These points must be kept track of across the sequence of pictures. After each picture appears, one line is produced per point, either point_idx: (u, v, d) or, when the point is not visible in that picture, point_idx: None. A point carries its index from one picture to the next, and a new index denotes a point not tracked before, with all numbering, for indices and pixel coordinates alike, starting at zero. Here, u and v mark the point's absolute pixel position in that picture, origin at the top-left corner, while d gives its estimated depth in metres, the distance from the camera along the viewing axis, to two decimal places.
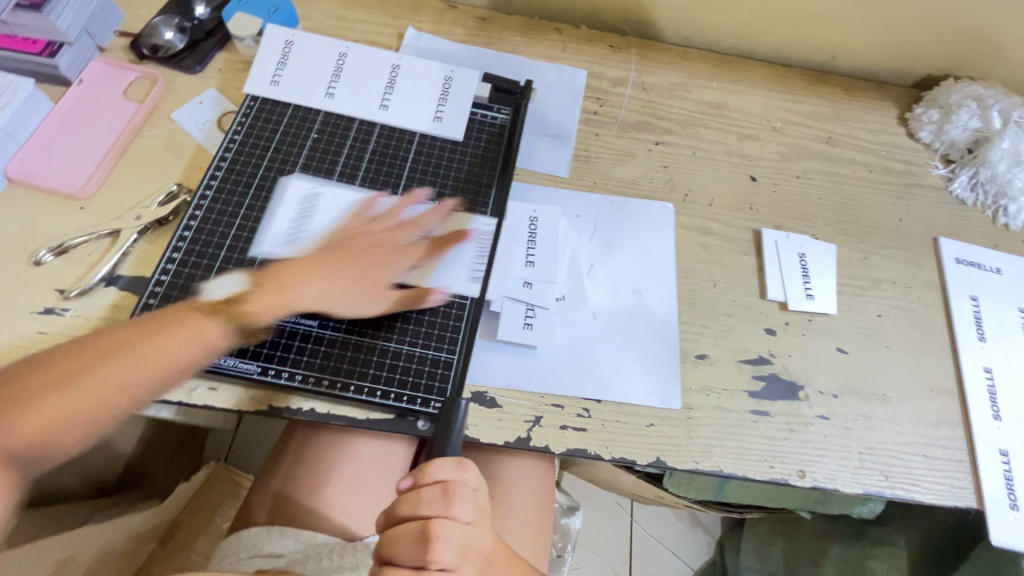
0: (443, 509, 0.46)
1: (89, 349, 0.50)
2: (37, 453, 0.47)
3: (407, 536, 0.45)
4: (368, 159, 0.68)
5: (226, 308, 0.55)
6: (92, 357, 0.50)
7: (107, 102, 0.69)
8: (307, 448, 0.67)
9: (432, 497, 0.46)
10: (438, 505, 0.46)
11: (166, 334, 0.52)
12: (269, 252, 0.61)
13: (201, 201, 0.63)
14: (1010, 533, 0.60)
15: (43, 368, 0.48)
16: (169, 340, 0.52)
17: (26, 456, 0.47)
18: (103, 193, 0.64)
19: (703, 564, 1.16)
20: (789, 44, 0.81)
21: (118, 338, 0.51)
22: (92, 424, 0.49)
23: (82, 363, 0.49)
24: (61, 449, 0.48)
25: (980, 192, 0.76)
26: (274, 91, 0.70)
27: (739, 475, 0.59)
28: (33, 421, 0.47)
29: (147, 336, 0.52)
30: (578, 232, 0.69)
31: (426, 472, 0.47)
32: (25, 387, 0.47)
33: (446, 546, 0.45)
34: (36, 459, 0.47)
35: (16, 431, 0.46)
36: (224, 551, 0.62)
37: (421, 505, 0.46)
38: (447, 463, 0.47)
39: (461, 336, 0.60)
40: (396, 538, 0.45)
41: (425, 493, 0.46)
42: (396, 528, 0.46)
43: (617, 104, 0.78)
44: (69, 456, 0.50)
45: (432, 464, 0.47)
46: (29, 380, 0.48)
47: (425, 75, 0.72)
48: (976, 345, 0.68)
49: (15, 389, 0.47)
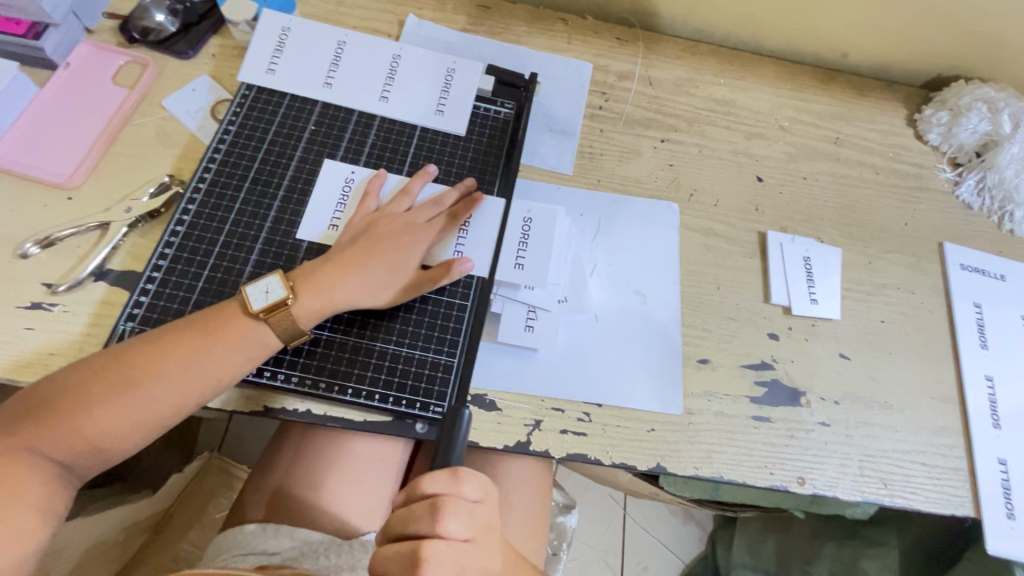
0: (432, 528, 0.45)
1: (141, 360, 0.50)
2: (96, 456, 0.51)
3: (397, 555, 0.45)
4: (368, 153, 0.66)
5: (273, 315, 0.54)
6: (145, 369, 0.50)
7: (95, 88, 0.66)
8: (304, 447, 0.66)
9: (422, 514, 0.45)
10: (429, 524, 0.45)
11: (217, 348, 0.52)
12: (314, 235, 0.61)
13: (194, 194, 0.61)
14: (1005, 541, 0.60)
15: (96, 378, 0.50)
16: (221, 355, 0.52)
17: (86, 458, 0.50)
18: (92, 183, 0.62)
19: (694, 558, 1.16)
20: (799, 41, 0.79)
21: (170, 348, 0.51)
22: (146, 431, 0.52)
23: (135, 375, 0.50)
24: (116, 448, 0.51)
25: (987, 196, 0.75)
26: (271, 80, 0.67)
27: (739, 481, 0.59)
28: (91, 429, 0.49)
29: (198, 350, 0.51)
30: (582, 231, 0.67)
31: (417, 487, 0.45)
32: (80, 398, 0.49)
33: (437, 566, 0.44)
34: (93, 460, 0.51)
35: (75, 439, 0.49)
36: (217, 548, 0.61)
37: (412, 522, 0.45)
38: (437, 476, 0.45)
39: (462, 339, 0.59)
40: (387, 556, 0.45)
41: (416, 511, 0.45)
42: (388, 545, 0.46)
43: (623, 99, 0.76)
44: (129, 453, 0.53)
45: (422, 478, 0.45)
46: (83, 391, 0.49)
47: (427, 66, 0.70)
48: (978, 352, 0.68)
49: (71, 399, 0.49)
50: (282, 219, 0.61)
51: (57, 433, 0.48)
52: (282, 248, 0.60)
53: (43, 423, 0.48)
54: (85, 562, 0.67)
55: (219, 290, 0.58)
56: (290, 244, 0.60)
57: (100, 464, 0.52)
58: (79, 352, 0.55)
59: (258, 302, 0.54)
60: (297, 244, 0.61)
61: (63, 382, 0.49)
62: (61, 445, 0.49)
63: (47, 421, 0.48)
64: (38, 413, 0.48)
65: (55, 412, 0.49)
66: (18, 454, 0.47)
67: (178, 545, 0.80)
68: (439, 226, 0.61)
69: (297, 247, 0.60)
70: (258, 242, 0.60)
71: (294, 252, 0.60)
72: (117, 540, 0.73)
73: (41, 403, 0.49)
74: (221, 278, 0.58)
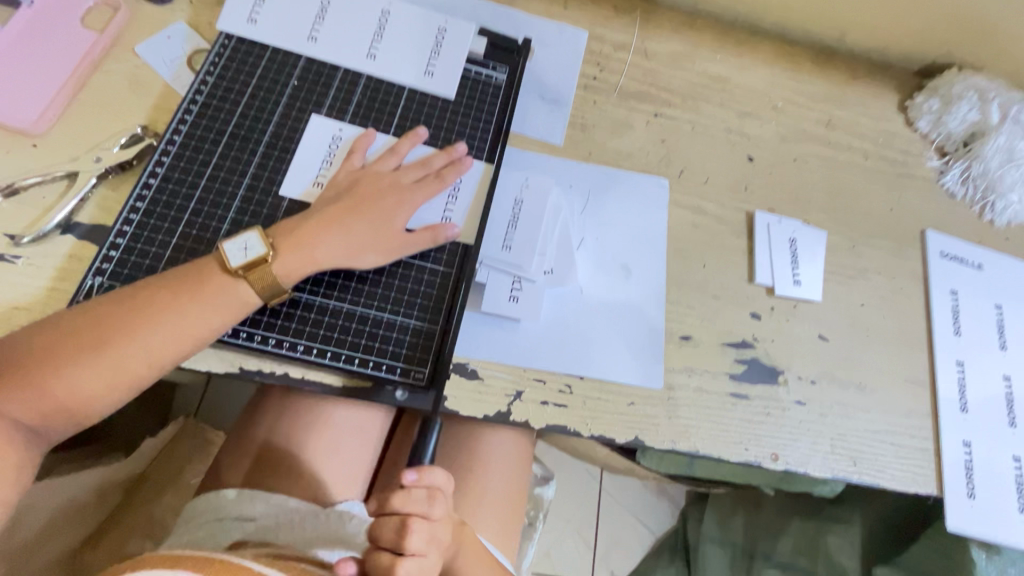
0: (425, 510, 0.48)
1: (116, 320, 0.49)
2: (70, 418, 0.49)
3: (388, 523, 0.48)
4: (353, 111, 0.64)
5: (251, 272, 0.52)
6: (119, 328, 0.49)
7: (62, 28, 0.62)
8: (283, 414, 0.65)
9: (418, 497, 0.48)
10: (422, 505, 0.48)
11: (195, 306, 0.50)
12: (295, 192, 0.59)
13: (168, 146, 0.58)
14: (964, 518, 0.62)
15: (68, 338, 0.48)
16: (198, 314, 0.50)
17: (59, 420, 0.49)
18: (59, 130, 0.59)
19: (666, 531, 1.19)
20: (799, 20, 0.78)
21: (143, 307, 0.49)
22: (120, 394, 0.50)
23: (108, 335, 0.48)
24: (89, 411, 0.50)
25: (971, 186, 0.76)
26: (252, 30, 0.64)
27: (713, 455, 0.60)
28: (66, 391, 0.48)
29: (176, 308, 0.50)
30: (570, 203, 0.66)
31: (422, 473, 0.48)
32: (53, 359, 0.47)
33: (421, 539, 0.48)
34: (67, 423, 0.49)
35: (48, 401, 0.47)
36: (190, 512, 0.60)
37: (406, 501, 0.48)
38: (439, 471, 0.48)
39: (446, 306, 0.58)
40: (378, 523, 0.48)
41: (413, 493, 0.48)
42: (379, 514, 0.49)
43: (618, 70, 0.74)
44: (103, 416, 0.52)
45: (426, 469, 0.48)
46: (56, 352, 0.47)
47: (416, 26, 0.68)
48: (951, 338, 0.69)
49: (43, 360, 0.47)
50: (261, 175, 0.59)
51: (30, 396, 0.47)
52: (262, 206, 0.58)
53: (11, 386, 0.46)
54: (55, 523, 0.66)
55: (194, 248, 0.56)
56: (270, 204, 0.58)
57: (73, 427, 0.50)
58: (45, 307, 0.53)
59: (236, 259, 0.52)
60: (277, 203, 0.59)
61: (31, 343, 0.47)
62: (33, 407, 0.47)
63: (17, 382, 0.46)
64: (4, 374, 0.46)
65: (23, 375, 0.47)
66: None
67: (153, 507, 0.77)
68: (427, 188, 0.60)
69: (277, 207, 0.58)
70: (236, 200, 0.58)
71: (274, 210, 0.58)
72: (87, 505, 0.71)
73: (7, 363, 0.46)
74: (197, 235, 0.56)
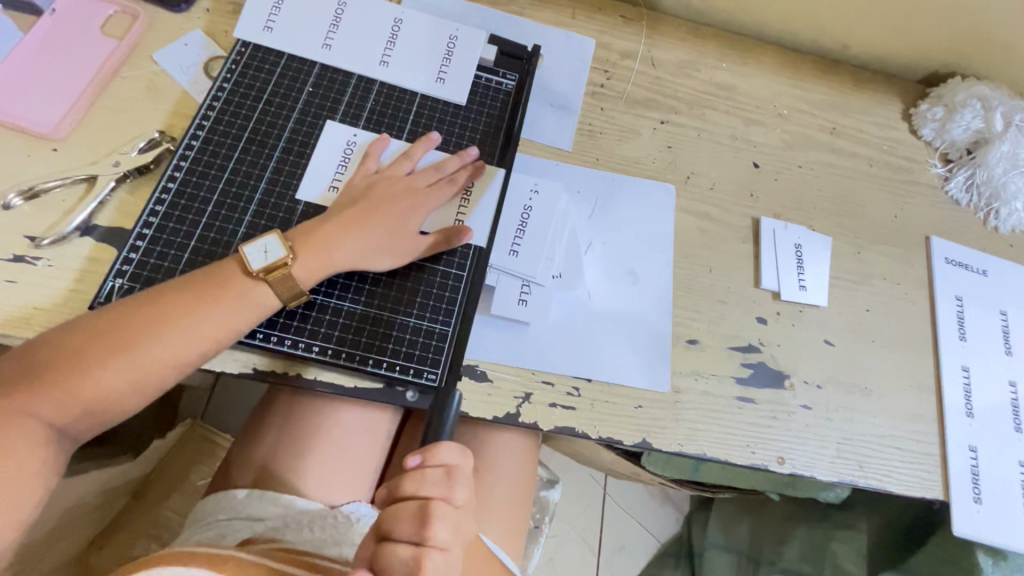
0: (444, 491, 0.47)
1: (140, 321, 0.50)
2: (93, 418, 0.50)
3: (406, 512, 0.47)
4: (367, 116, 0.65)
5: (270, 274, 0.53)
6: (143, 329, 0.50)
7: (83, 36, 0.64)
8: (294, 415, 0.65)
9: (434, 479, 0.47)
10: (440, 487, 0.47)
11: (217, 307, 0.51)
12: (312, 195, 0.60)
13: (186, 151, 0.60)
14: (970, 523, 0.63)
15: (93, 338, 0.49)
16: (221, 315, 0.51)
17: (82, 420, 0.50)
18: (78, 135, 0.60)
19: (671, 538, 1.19)
20: (804, 28, 0.79)
21: (167, 308, 0.50)
22: (142, 393, 0.51)
23: (132, 335, 0.49)
24: (113, 411, 0.50)
25: (975, 193, 0.76)
26: (268, 38, 0.66)
27: (720, 459, 0.60)
28: (91, 391, 0.49)
29: (198, 310, 0.51)
30: (579, 208, 0.67)
31: (432, 454, 0.48)
32: (79, 359, 0.48)
33: (443, 526, 0.46)
34: (89, 422, 0.50)
35: (73, 400, 0.48)
36: (203, 509, 0.62)
37: (422, 484, 0.47)
38: (451, 448, 0.48)
39: (458, 309, 0.58)
40: (396, 514, 0.47)
41: (429, 475, 0.47)
42: (396, 504, 0.48)
43: (625, 78, 0.75)
44: (124, 416, 0.52)
45: (438, 447, 0.48)
46: (82, 352, 0.48)
47: (427, 34, 0.69)
48: (956, 343, 0.70)
49: (69, 361, 0.48)
50: (277, 179, 0.60)
51: (55, 396, 0.48)
52: (277, 210, 0.59)
53: (38, 385, 0.47)
54: (68, 522, 0.66)
55: (212, 250, 0.57)
56: (286, 207, 0.59)
57: (91, 426, 0.51)
58: (64, 307, 0.54)
59: (256, 261, 0.53)
60: (293, 206, 0.60)
61: (59, 344, 0.48)
62: (58, 407, 0.48)
63: (44, 382, 0.47)
64: (32, 373, 0.47)
65: (50, 375, 0.48)
66: (14, 415, 0.46)
67: (160, 510, 0.80)
68: (440, 193, 0.61)
69: (292, 210, 0.59)
70: (252, 203, 0.59)
71: (290, 213, 0.59)
72: (97, 505, 0.71)
73: (35, 362, 0.48)
74: (214, 238, 0.57)
